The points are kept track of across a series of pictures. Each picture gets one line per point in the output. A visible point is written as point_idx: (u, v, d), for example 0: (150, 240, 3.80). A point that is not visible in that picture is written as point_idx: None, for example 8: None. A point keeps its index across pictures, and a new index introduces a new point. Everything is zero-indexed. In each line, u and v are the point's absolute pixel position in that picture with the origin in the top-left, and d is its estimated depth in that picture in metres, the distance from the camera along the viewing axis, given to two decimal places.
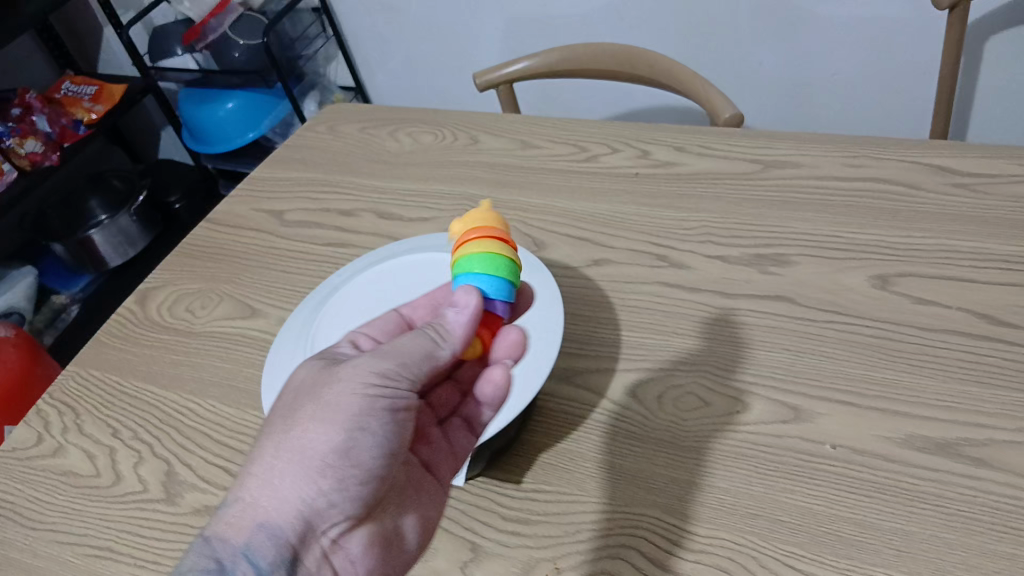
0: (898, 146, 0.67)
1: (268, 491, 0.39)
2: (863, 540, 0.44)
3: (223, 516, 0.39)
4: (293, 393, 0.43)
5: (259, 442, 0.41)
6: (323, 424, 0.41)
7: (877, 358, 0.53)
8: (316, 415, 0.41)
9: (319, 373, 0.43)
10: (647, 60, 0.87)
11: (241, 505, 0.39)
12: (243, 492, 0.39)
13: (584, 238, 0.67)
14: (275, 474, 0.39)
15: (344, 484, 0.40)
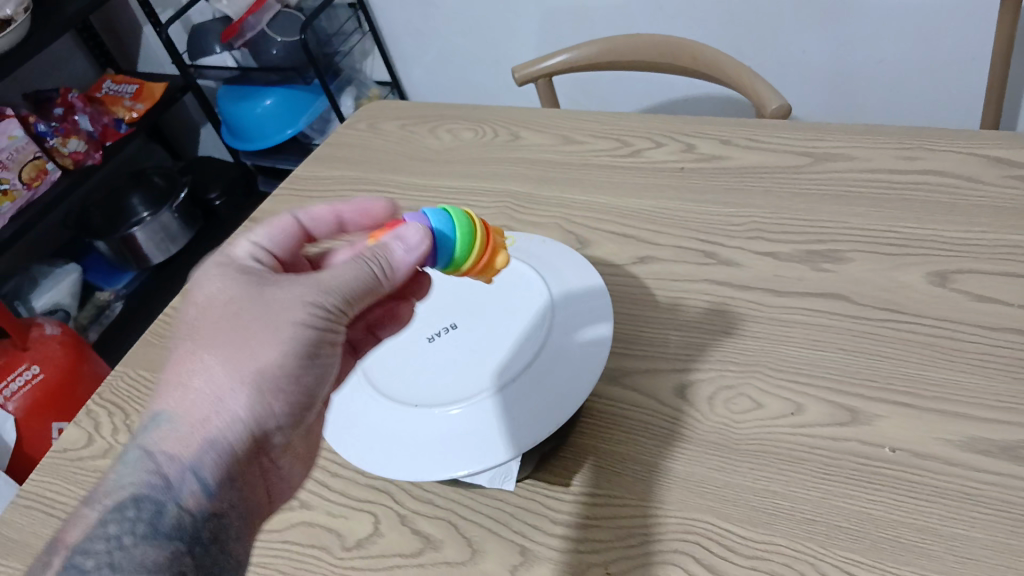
0: (955, 138, 0.65)
1: (208, 411, 0.43)
2: (924, 546, 0.43)
3: (163, 432, 0.42)
4: (221, 313, 0.45)
5: (197, 359, 0.44)
6: (259, 345, 0.44)
7: (936, 358, 0.51)
8: (252, 338, 0.44)
9: (248, 293, 0.46)
10: (691, 51, 0.85)
11: (181, 422, 0.43)
12: (181, 411, 0.43)
13: (629, 235, 0.66)
14: (217, 394, 0.43)
15: (283, 398, 0.45)
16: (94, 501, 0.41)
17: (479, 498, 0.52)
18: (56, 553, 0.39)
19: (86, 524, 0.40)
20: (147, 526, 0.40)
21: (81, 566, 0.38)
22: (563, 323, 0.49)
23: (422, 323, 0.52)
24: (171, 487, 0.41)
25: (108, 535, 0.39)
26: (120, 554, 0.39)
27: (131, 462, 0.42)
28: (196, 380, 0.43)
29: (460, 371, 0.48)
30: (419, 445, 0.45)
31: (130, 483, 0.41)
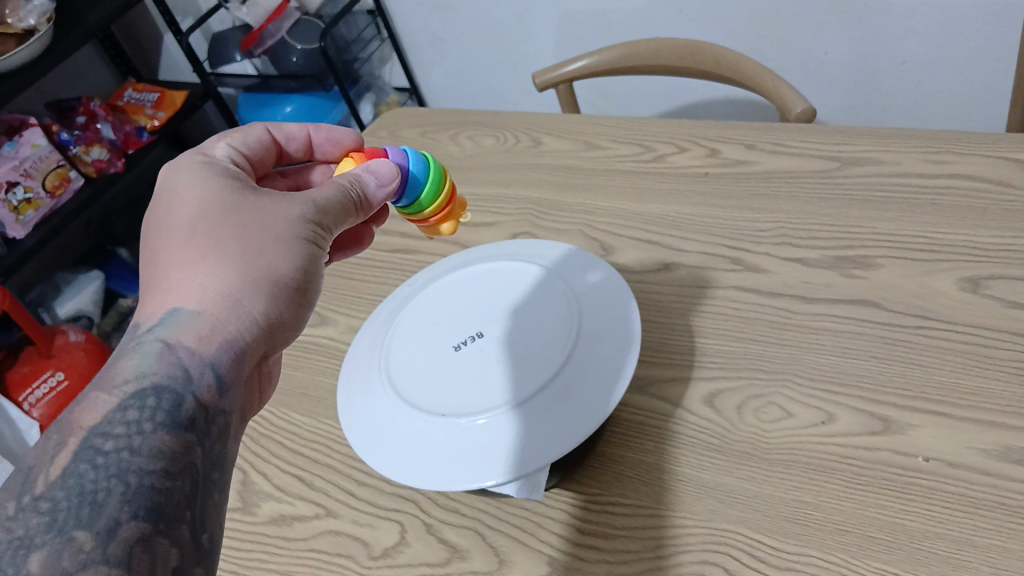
0: (986, 140, 0.64)
1: (224, 309, 0.45)
2: (960, 558, 0.42)
3: (177, 326, 0.43)
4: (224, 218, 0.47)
5: (205, 263, 0.46)
6: (268, 253, 0.47)
7: (970, 366, 0.50)
8: (261, 246, 0.47)
9: (248, 203, 0.48)
10: (714, 55, 0.85)
11: (196, 318, 0.44)
12: (197, 306, 0.44)
13: (654, 241, 0.66)
14: (232, 296, 0.45)
15: (282, 304, 0.48)
16: (102, 387, 0.40)
17: (506, 508, 0.52)
18: (67, 438, 0.37)
19: (103, 406, 0.39)
20: (172, 409, 0.39)
21: (106, 445, 0.36)
22: (591, 331, 0.48)
23: (448, 332, 0.52)
24: (191, 375, 0.41)
25: (133, 415, 0.38)
26: (150, 433, 0.37)
27: (138, 353, 0.42)
28: (210, 279, 0.45)
29: (487, 378, 0.47)
30: (446, 455, 0.45)
31: (145, 369, 0.41)
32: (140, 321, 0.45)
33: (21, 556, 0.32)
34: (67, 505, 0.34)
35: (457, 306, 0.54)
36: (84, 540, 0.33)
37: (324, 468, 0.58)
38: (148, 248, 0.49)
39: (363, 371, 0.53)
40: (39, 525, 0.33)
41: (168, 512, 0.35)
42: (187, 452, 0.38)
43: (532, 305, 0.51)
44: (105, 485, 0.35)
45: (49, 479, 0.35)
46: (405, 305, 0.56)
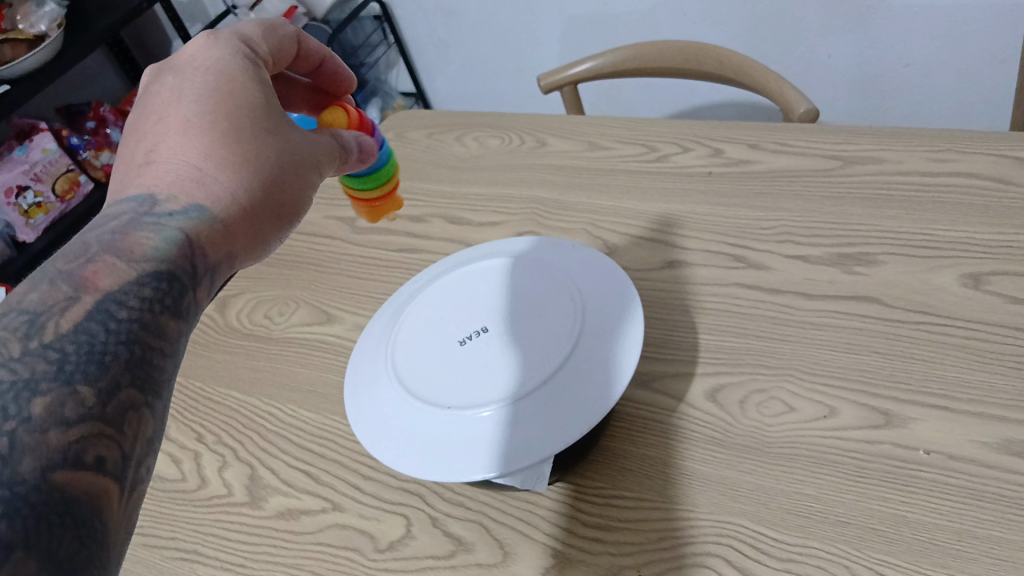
0: (987, 139, 0.65)
1: (237, 220, 0.46)
2: (961, 549, 0.43)
3: (192, 218, 0.44)
4: (257, 136, 0.48)
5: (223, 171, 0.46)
6: (284, 184, 0.49)
7: (971, 360, 0.51)
8: (281, 175, 0.49)
9: (279, 127, 0.49)
10: (716, 56, 0.85)
11: (208, 216, 0.45)
12: (213, 207, 0.45)
13: (658, 239, 0.67)
14: (245, 211, 0.47)
15: (270, 228, 0.49)
16: (114, 253, 0.40)
17: (510, 501, 0.52)
18: (79, 292, 0.37)
19: (122, 272, 0.38)
20: (178, 295, 0.40)
21: (124, 312, 0.36)
22: (595, 327, 0.49)
23: (453, 327, 0.52)
24: (193, 268, 0.42)
25: (149, 291, 0.38)
26: (159, 312, 0.38)
27: (147, 229, 0.42)
28: (231, 189, 0.46)
29: (493, 371, 0.48)
30: (452, 447, 0.46)
31: (160, 248, 0.41)
32: (145, 196, 0.44)
33: (24, 396, 0.31)
34: (77, 358, 0.34)
35: (458, 301, 0.54)
36: (88, 394, 0.33)
37: (331, 463, 0.58)
38: (158, 124, 0.47)
39: (369, 367, 0.54)
40: (45, 371, 0.33)
41: (161, 390, 0.36)
42: (181, 339, 0.39)
43: (536, 300, 0.52)
44: (114, 349, 0.35)
45: (59, 329, 0.34)
46: (409, 300, 0.57)
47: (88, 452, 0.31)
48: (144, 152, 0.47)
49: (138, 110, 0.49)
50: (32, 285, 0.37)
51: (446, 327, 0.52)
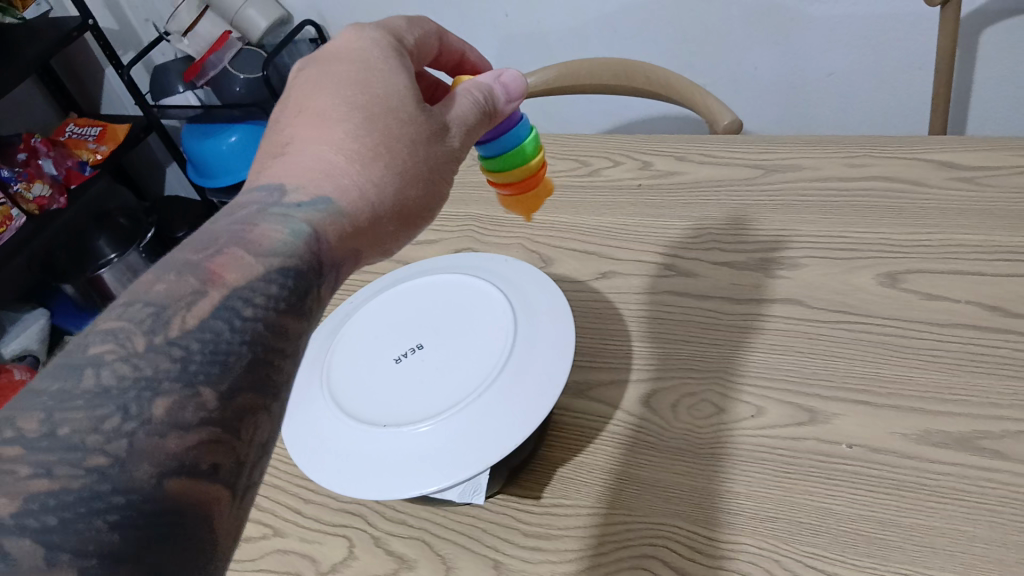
0: (899, 144, 0.68)
1: (366, 216, 0.46)
2: (885, 537, 0.44)
3: (318, 213, 0.43)
4: (392, 128, 0.48)
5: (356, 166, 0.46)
6: (415, 180, 0.49)
7: (888, 355, 0.53)
8: (412, 171, 0.49)
9: (418, 119, 0.50)
10: (644, 71, 0.88)
11: (334, 211, 0.44)
12: (341, 199, 0.44)
13: (590, 252, 0.68)
14: (374, 208, 0.46)
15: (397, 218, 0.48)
16: (242, 245, 0.39)
17: (452, 516, 0.53)
18: (206, 287, 0.36)
19: (250, 267, 0.38)
20: (304, 296, 0.39)
21: (248, 311, 0.36)
22: (528, 339, 0.49)
23: (387, 346, 0.52)
24: (319, 265, 0.41)
25: (274, 290, 0.38)
26: (283, 312, 0.37)
27: (272, 221, 0.41)
28: (360, 182, 0.46)
29: (429, 388, 0.48)
30: (387, 463, 0.46)
31: (286, 243, 0.40)
32: (275, 185, 0.44)
33: (146, 397, 0.31)
34: (201, 358, 0.33)
35: (394, 320, 0.54)
36: (210, 397, 0.33)
37: (271, 489, 0.58)
38: (299, 116, 0.48)
39: (303, 389, 0.53)
40: (170, 370, 0.33)
41: (279, 394, 0.35)
42: (302, 340, 0.38)
43: (470, 316, 0.52)
44: (237, 350, 0.34)
45: (184, 325, 0.34)
46: (345, 320, 0.57)
47: (203, 458, 0.32)
48: (282, 143, 0.48)
49: (285, 101, 0.51)
50: (161, 273, 0.37)
51: (381, 345, 0.52)
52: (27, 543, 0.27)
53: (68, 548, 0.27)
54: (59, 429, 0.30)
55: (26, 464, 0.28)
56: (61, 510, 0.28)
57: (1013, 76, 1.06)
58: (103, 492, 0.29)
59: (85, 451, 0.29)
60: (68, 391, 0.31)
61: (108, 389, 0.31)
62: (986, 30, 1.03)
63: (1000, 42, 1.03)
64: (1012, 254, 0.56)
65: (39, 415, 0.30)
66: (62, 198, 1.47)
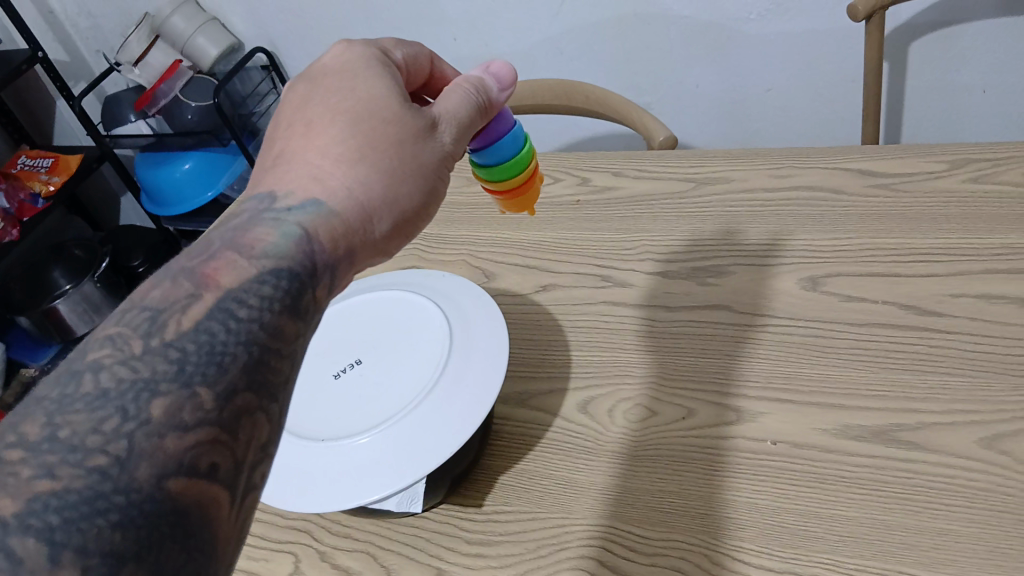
0: (822, 154, 0.71)
1: (357, 216, 0.43)
2: (807, 528, 0.46)
3: (311, 214, 0.40)
4: (381, 126, 0.46)
5: (345, 169, 0.44)
6: (409, 179, 0.47)
7: (810, 355, 0.56)
8: (404, 169, 0.47)
9: (407, 116, 0.48)
10: (583, 91, 0.90)
11: (326, 212, 0.41)
12: (333, 200, 0.42)
13: (531, 266, 0.70)
14: (367, 208, 0.44)
15: (391, 220, 0.46)
16: (236, 249, 0.37)
17: (396, 526, 0.54)
18: (200, 290, 0.34)
19: (243, 270, 0.35)
20: (300, 297, 0.36)
21: (242, 312, 0.33)
22: (462, 350, 0.51)
23: (327, 361, 0.54)
24: (316, 266, 0.38)
25: (269, 290, 0.35)
26: (279, 313, 0.34)
27: (266, 224, 0.39)
28: (350, 183, 0.44)
29: (367, 402, 0.50)
30: (326, 474, 0.47)
31: (279, 244, 0.38)
32: (266, 193, 0.42)
33: (144, 397, 0.29)
34: (197, 359, 0.31)
35: (335, 337, 0.55)
36: (206, 398, 0.30)
37: None
38: (288, 127, 0.47)
39: None
40: (166, 372, 0.30)
41: (278, 394, 0.32)
42: (300, 341, 0.35)
43: (408, 331, 0.54)
44: (233, 350, 0.32)
45: (180, 328, 0.32)
46: None
47: (202, 459, 0.29)
48: (273, 156, 0.46)
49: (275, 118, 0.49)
50: (156, 280, 0.34)
51: (323, 360, 0.54)
52: (30, 542, 0.24)
53: (72, 545, 0.25)
54: (60, 432, 0.27)
55: (27, 466, 0.26)
56: (63, 511, 0.25)
57: (939, 85, 1.11)
58: (104, 492, 0.26)
59: (84, 453, 0.27)
60: (68, 395, 0.28)
61: (106, 391, 0.29)
62: (915, 44, 1.07)
63: (927, 53, 1.07)
64: (925, 254, 0.59)
65: (40, 417, 0.28)
66: (15, 230, 1.45)
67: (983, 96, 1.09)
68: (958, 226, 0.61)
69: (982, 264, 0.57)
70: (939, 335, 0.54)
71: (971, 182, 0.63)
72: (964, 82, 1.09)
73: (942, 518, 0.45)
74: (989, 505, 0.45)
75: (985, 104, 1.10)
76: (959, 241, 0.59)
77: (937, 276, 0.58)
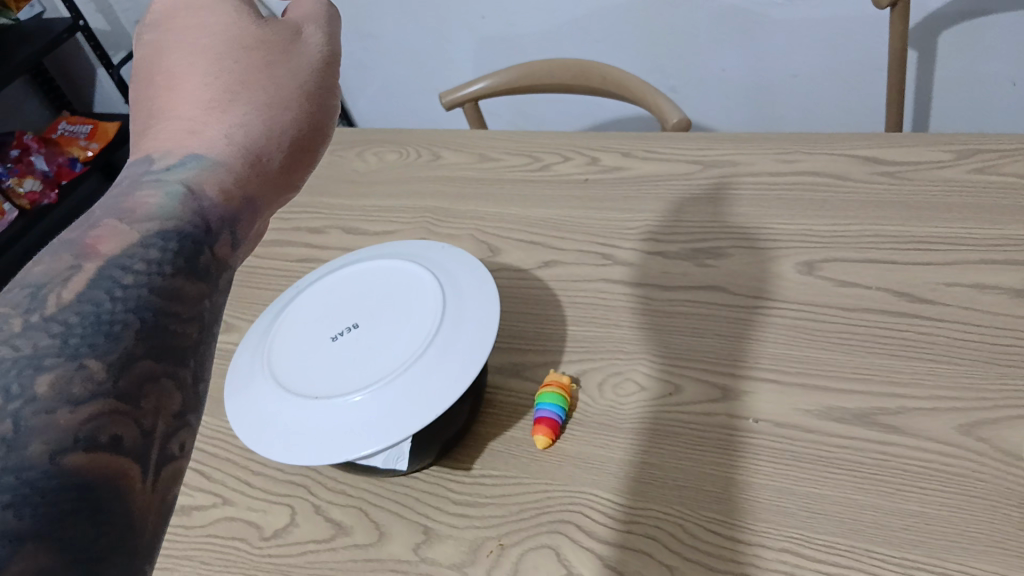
0: (830, 140, 0.71)
1: (245, 167, 0.38)
2: (781, 504, 0.48)
3: (195, 169, 0.36)
4: (246, 56, 0.40)
5: (212, 111, 0.38)
6: (295, 104, 0.41)
7: (800, 338, 0.56)
8: (283, 94, 0.41)
9: (268, 34, 0.41)
10: (599, 72, 0.91)
11: (212, 163, 0.37)
12: (214, 153, 0.37)
13: (535, 242, 0.71)
14: (255, 154, 0.39)
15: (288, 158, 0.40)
16: (115, 217, 0.33)
17: (387, 485, 0.56)
18: (78, 263, 0.30)
19: (125, 236, 0.32)
20: (196, 257, 0.33)
21: (128, 279, 0.30)
22: (455, 317, 0.52)
23: (327, 325, 0.56)
24: (210, 225, 0.35)
25: (156, 255, 0.32)
26: (173, 275, 0.31)
27: (149, 187, 0.35)
28: (228, 129, 0.38)
29: (362, 363, 0.52)
30: (321, 432, 0.49)
31: (162, 207, 0.34)
32: (146, 157, 0.37)
33: (28, 372, 0.26)
34: (83, 331, 0.28)
35: (335, 304, 0.57)
36: (98, 369, 0.27)
37: (223, 462, 0.61)
38: (139, 79, 0.40)
39: (248, 362, 0.57)
40: (49, 346, 0.27)
41: (187, 360, 0.30)
42: (205, 302, 0.32)
43: (404, 298, 0.56)
44: (124, 318, 0.29)
45: (60, 300, 0.28)
46: (294, 299, 0.60)
47: (103, 431, 0.26)
48: (137, 118, 0.40)
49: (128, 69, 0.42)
50: (34, 256, 0.31)
51: (325, 325, 0.56)
52: None
53: None
54: None
55: None
56: None
57: (969, 75, 1.09)
58: None
59: None
60: None
61: None
62: (943, 35, 1.05)
63: (957, 43, 1.05)
64: (923, 243, 0.60)
65: None
66: (53, 193, 1.52)
67: (1012, 89, 1.07)
68: (959, 217, 0.61)
69: (978, 254, 0.58)
70: (931, 323, 0.55)
71: (975, 173, 0.63)
72: (994, 73, 1.07)
73: (915, 500, 0.46)
74: (962, 490, 0.46)
75: (1013, 97, 1.08)
76: (958, 230, 0.60)
77: (934, 265, 0.58)
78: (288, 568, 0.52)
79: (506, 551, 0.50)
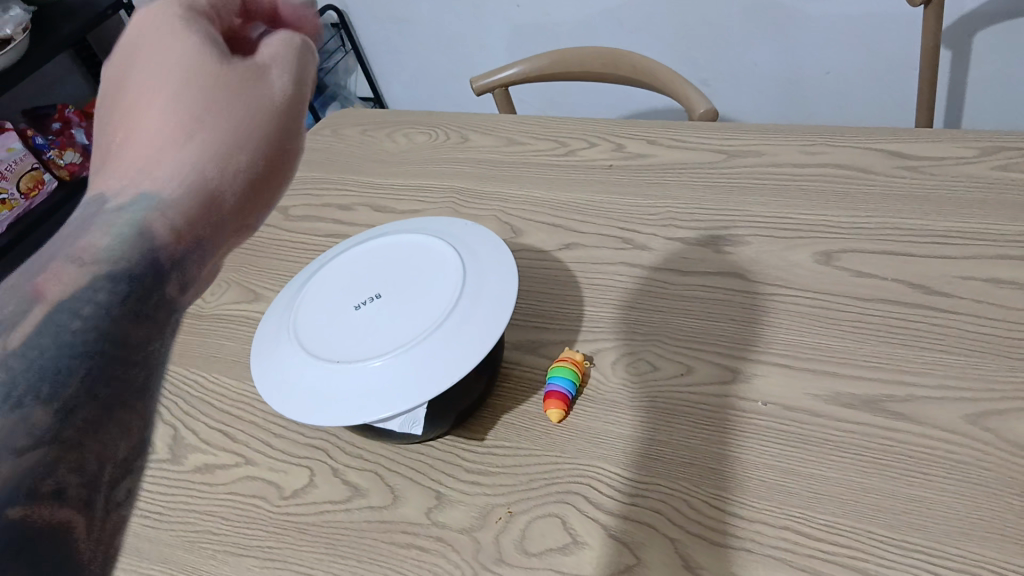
0: (856, 134, 0.72)
1: (200, 207, 0.36)
2: (785, 484, 0.49)
3: (145, 209, 0.34)
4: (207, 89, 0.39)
5: (169, 146, 0.37)
6: (252, 143, 0.40)
7: (813, 325, 0.57)
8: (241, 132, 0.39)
9: (231, 70, 0.40)
10: (629, 61, 0.92)
11: (166, 202, 0.35)
12: (169, 191, 0.35)
13: (557, 224, 0.72)
14: (211, 193, 0.37)
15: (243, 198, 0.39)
16: (50, 265, 0.31)
17: (403, 451, 0.58)
18: (24, 309, 0.29)
19: (64, 290, 0.30)
20: (142, 305, 0.31)
21: (76, 325, 0.29)
22: (473, 291, 0.54)
23: (350, 295, 0.58)
24: (157, 270, 0.33)
25: (104, 299, 0.30)
26: (121, 319, 0.30)
27: (96, 227, 0.33)
28: (182, 167, 0.37)
29: (382, 331, 0.54)
30: (340, 394, 0.51)
31: (107, 254, 0.32)
32: (95, 194, 0.35)
33: None
34: (27, 380, 0.27)
35: (359, 276, 0.59)
36: (41, 418, 0.27)
37: (247, 424, 0.63)
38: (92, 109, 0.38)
39: (273, 328, 0.59)
40: None
41: (135, 404, 0.30)
42: (155, 347, 0.31)
43: (426, 272, 0.57)
44: (71, 365, 0.28)
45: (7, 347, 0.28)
46: (319, 269, 0.62)
47: (45, 482, 0.26)
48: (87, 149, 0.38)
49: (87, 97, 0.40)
50: None
51: (349, 295, 0.58)
52: None
53: None
54: None
55: None
56: None
57: (1005, 76, 1.08)
58: None
59: None
60: None
61: None
62: (978, 35, 1.05)
63: (993, 44, 1.04)
64: (943, 237, 0.60)
65: None
66: (90, 166, 1.58)
67: None
68: (980, 212, 0.61)
69: (997, 250, 0.58)
70: (945, 315, 0.55)
71: (1000, 169, 0.63)
72: None
73: (918, 485, 0.47)
74: (966, 478, 0.46)
75: None
76: (978, 225, 0.60)
77: (952, 259, 0.58)
78: (305, 526, 0.54)
79: (515, 518, 0.51)
